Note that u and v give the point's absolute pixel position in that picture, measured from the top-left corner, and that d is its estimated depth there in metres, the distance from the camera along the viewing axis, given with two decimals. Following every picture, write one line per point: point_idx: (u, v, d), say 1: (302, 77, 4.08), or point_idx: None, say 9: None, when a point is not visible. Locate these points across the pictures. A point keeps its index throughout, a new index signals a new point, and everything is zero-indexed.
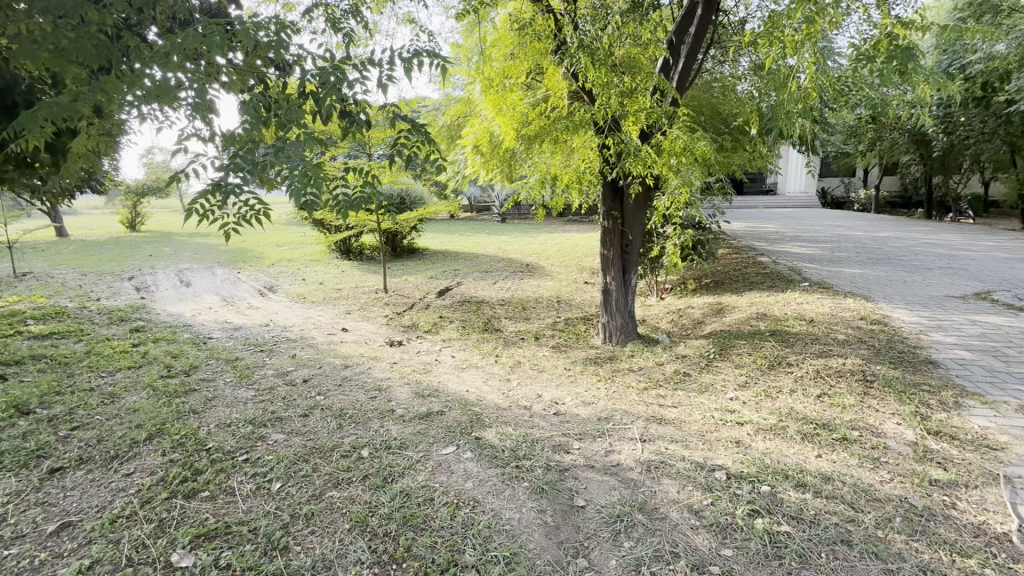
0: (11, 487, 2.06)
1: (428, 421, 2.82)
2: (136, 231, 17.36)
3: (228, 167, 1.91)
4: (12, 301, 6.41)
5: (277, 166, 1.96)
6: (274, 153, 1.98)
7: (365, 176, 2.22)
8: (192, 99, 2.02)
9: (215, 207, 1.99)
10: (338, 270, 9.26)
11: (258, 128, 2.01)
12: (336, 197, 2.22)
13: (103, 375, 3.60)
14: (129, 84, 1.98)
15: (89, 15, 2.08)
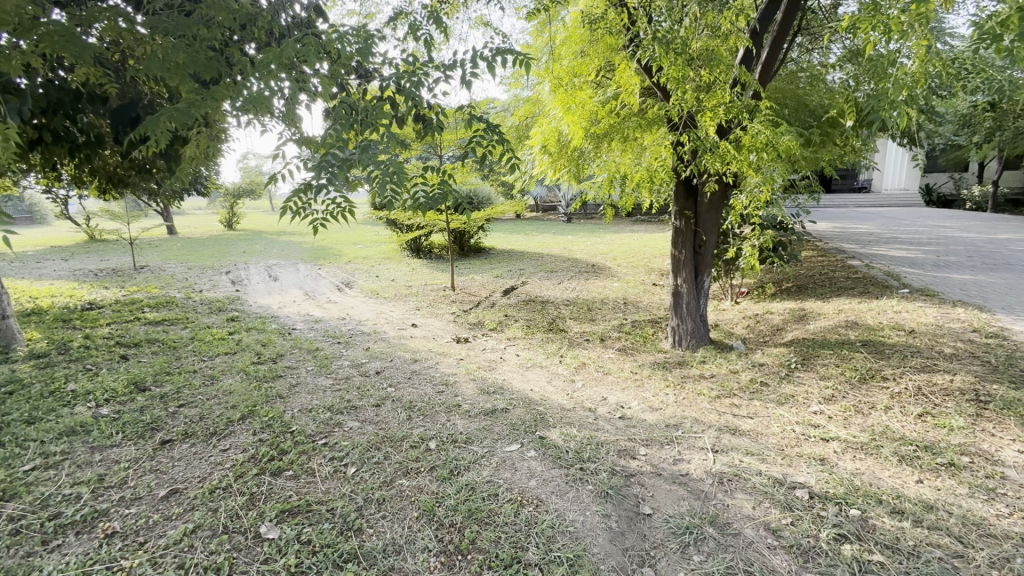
0: (131, 454, 2.35)
1: (492, 417, 2.86)
2: (234, 230, 19.13)
3: (317, 168, 2.06)
4: (134, 290, 7.30)
5: (363, 165, 2.07)
6: (359, 153, 2.10)
7: (441, 175, 2.29)
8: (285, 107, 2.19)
9: (306, 207, 2.16)
10: (409, 268, 9.64)
11: (343, 132, 2.13)
12: (414, 195, 2.31)
13: (205, 358, 4.01)
14: (233, 95, 2.18)
15: (201, 34, 2.31)
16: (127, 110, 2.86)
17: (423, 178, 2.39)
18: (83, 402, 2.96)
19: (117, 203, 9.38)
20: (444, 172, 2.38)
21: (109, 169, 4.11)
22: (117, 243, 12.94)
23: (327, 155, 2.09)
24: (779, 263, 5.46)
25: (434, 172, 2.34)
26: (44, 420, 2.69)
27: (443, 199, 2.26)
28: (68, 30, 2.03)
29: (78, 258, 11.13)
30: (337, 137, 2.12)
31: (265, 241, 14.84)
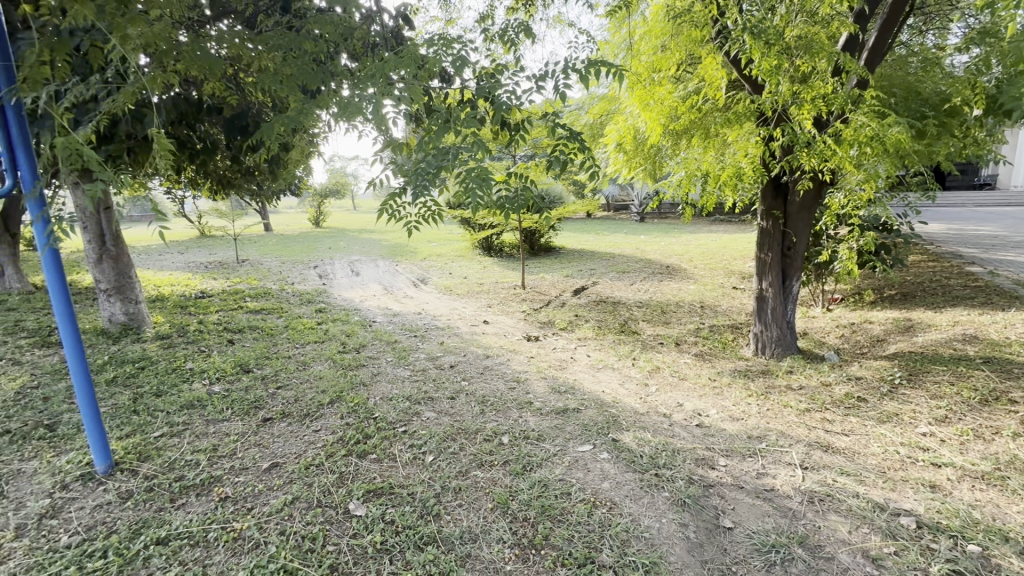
0: (239, 428, 2.62)
1: (564, 417, 2.86)
2: (321, 227, 20.58)
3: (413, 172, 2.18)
4: (237, 282, 8.09)
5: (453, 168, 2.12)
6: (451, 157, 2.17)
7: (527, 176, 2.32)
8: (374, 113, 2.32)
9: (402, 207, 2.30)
10: (481, 266, 9.87)
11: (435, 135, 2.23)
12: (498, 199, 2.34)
13: (298, 345, 4.37)
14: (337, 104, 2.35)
15: (307, 46, 2.51)
16: (239, 119, 3.23)
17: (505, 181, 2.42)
18: (199, 380, 3.34)
19: (225, 202, 10.44)
20: (526, 175, 2.38)
21: (220, 172, 4.57)
22: (224, 238, 14.41)
23: (421, 159, 2.17)
24: (881, 268, 4.96)
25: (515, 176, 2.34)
26: (169, 393, 3.06)
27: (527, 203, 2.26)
28: (200, 49, 2.28)
29: (193, 252, 12.49)
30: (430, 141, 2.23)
31: (349, 238, 15.80)
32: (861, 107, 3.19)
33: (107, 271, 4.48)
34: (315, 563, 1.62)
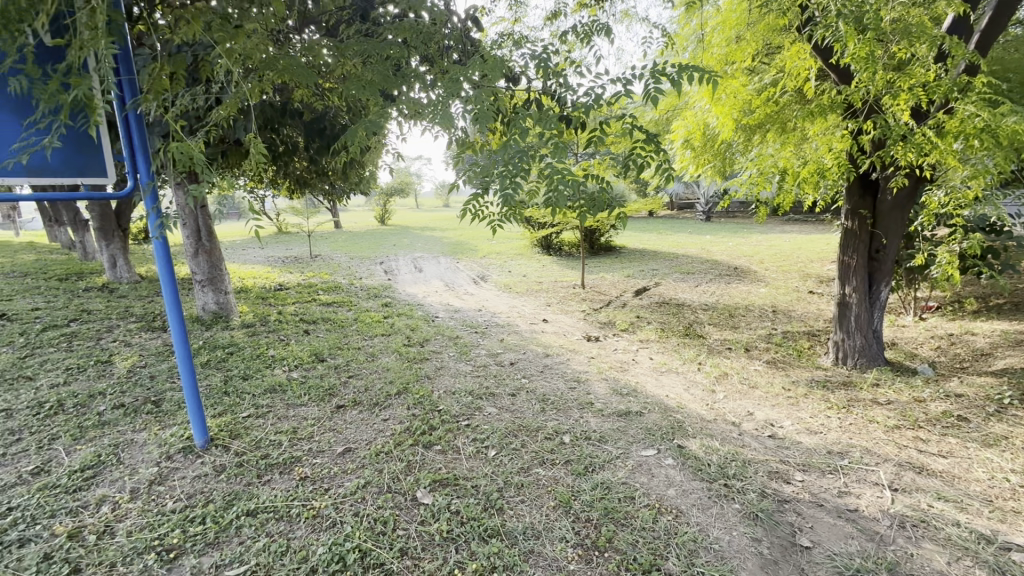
0: (316, 413, 2.80)
1: (626, 419, 2.82)
2: (386, 224, 21.43)
3: (490, 173, 2.23)
4: (311, 276, 8.61)
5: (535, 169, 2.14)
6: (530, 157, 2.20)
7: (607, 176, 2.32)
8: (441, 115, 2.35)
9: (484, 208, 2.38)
10: (540, 264, 9.88)
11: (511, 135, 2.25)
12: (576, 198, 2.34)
13: (366, 338, 4.59)
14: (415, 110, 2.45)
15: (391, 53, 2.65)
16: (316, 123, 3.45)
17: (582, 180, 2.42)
18: (280, 366, 3.59)
19: (301, 201, 11.12)
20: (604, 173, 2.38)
21: (298, 173, 4.86)
22: (299, 235, 15.36)
23: (499, 160, 2.21)
24: (989, 273, 4.46)
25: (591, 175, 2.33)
26: (254, 377, 3.32)
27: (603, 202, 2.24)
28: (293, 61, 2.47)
29: (272, 247, 13.43)
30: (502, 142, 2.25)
31: (411, 235, 16.32)
32: (970, 95, 2.87)
33: (202, 264, 4.91)
34: (387, 546, 1.70)
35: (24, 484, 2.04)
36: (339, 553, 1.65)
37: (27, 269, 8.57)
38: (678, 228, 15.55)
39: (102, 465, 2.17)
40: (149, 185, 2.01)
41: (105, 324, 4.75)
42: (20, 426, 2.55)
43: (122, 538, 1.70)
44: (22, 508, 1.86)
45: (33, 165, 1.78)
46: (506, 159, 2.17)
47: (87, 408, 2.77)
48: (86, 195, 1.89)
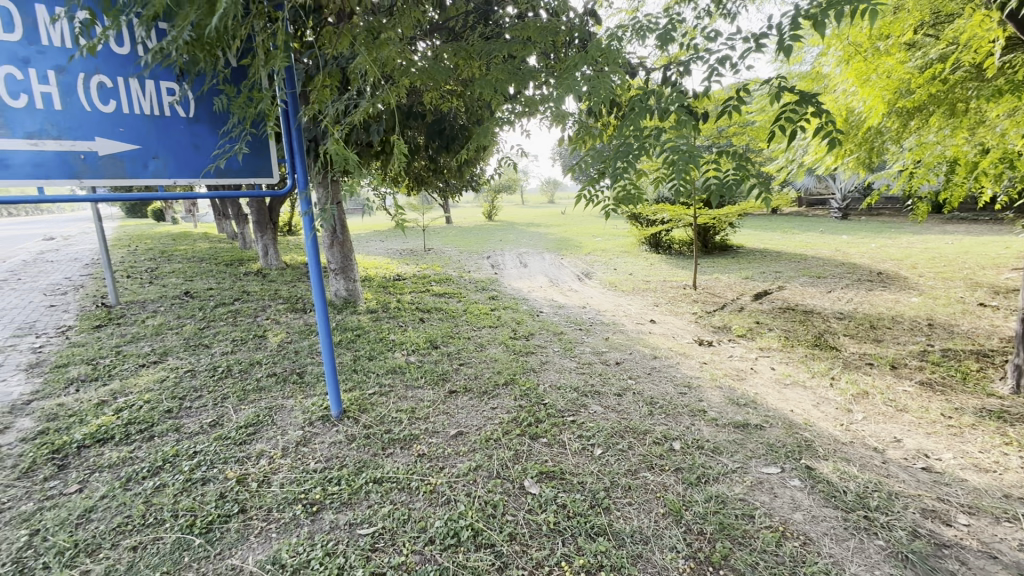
0: (431, 395, 3.00)
1: (744, 432, 2.61)
2: (493, 220, 22.13)
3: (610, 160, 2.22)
4: (425, 268, 9.20)
5: (657, 149, 2.13)
6: (651, 141, 2.14)
7: (740, 156, 2.15)
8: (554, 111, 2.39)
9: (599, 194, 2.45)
10: (647, 263, 9.52)
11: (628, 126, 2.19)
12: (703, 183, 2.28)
13: (475, 328, 4.80)
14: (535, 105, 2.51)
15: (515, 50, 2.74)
16: (437, 124, 3.70)
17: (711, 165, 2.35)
18: (400, 350, 3.90)
19: (418, 198, 11.90)
20: (739, 151, 2.21)
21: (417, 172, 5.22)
22: (414, 229, 16.46)
23: (618, 145, 2.22)
24: None
25: (723, 155, 2.21)
26: (378, 358, 3.65)
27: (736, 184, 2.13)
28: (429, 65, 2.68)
29: (391, 240, 14.57)
30: (620, 131, 2.22)
31: (517, 232, 16.62)
32: None
33: (336, 255, 5.51)
34: (497, 528, 1.77)
35: (205, 433, 2.46)
36: (454, 529, 1.76)
37: (202, 255, 10.26)
38: (807, 227, 14.00)
39: (260, 424, 2.54)
40: (303, 185, 2.27)
41: (261, 304, 5.54)
42: (201, 385, 3.08)
43: (277, 488, 1.98)
44: (204, 453, 2.24)
45: (219, 167, 2.10)
46: (627, 140, 2.18)
47: (248, 374, 3.26)
48: (256, 194, 2.16)
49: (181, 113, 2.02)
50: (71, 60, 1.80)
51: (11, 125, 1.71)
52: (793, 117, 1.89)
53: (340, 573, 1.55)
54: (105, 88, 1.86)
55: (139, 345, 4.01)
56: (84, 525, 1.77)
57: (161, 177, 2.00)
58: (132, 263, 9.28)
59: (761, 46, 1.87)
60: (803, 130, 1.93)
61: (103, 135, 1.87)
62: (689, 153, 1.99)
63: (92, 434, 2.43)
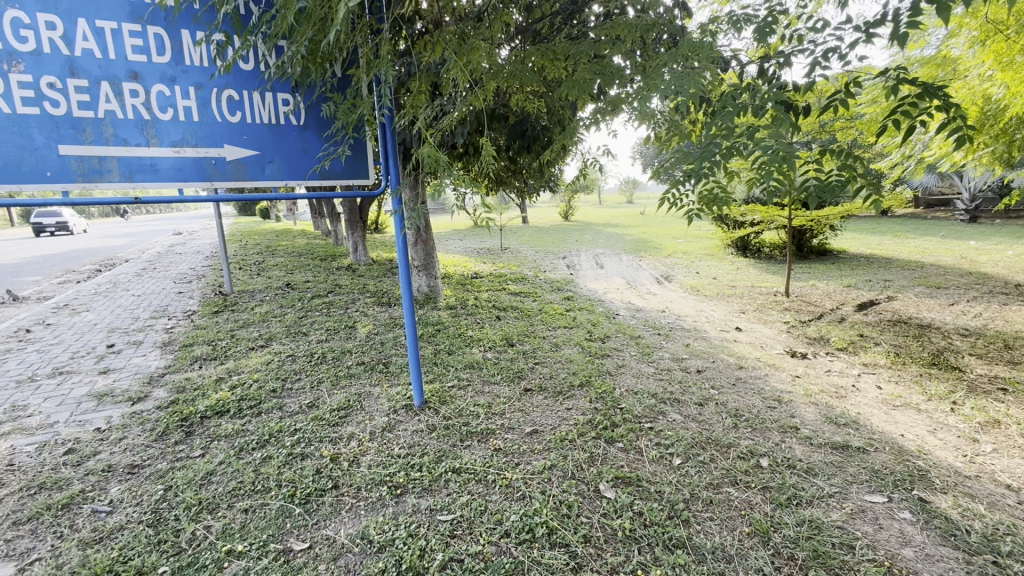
0: (507, 392, 3.06)
1: (844, 454, 2.39)
2: (569, 220, 22.03)
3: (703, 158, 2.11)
4: (501, 266, 9.37)
5: (750, 149, 2.00)
6: (745, 140, 2.02)
7: (848, 154, 1.97)
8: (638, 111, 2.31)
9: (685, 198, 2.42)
10: (733, 267, 8.98)
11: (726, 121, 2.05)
12: (803, 183, 2.13)
13: (551, 328, 4.81)
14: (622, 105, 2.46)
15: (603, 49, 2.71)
16: (520, 124, 3.74)
17: (813, 163, 2.19)
18: (477, 346, 4.01)
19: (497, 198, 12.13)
20: (848, 148, 2.03)
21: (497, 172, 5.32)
22: (491, 229, 16.82)
23: (703, 145, 2.16)
24: None
25: (829, 153, 2.03)
26: (456, 353, 3.78)
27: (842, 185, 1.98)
28: (516, 67, 2.72)
29: (469, 239, 15.00)
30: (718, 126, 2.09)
31: (594, 232, 16.39)
32: None
33: (419, 252, 5.78)
34: (571, 529, 1.77)
35: (304, 412, 2.69)
36: (529, 524, 1.78)
37: (301, 250, 11.22)
38: (925, 231, 12.45)
39: (351, 408, 2.74)
40: (395, 186, 2.41)
41: (351, 297, 5.94)
42: (300, 368, 3.38)
43: (365, 469, 2.13)
44: (303, 431, 2.46)
45: (323, 170, 2.30)
46: (713, 140, 2.08)
47: (340, 362, 3.52)
48: (354, 194, 2.32)
49: (294, 121, 2.23)
50: (208, 76, 2.05)
51: (160, 136, 1.99)
52: (913, 109, 1.69)
53: (421, 554, 1.63)
54: (233, 101, 2.10)
55: (250, 330, 4.48)
56: (206, 485, 2.02)
57: (276, 180, 2.22)
58: (244, 255, 10.36)
59: (874, 36, 1.76)
60: (926, 122, 1.72)
61: (231, 142, 2.12)
62: (788, 154, 1.85)
63: (212, 407, 2.75)
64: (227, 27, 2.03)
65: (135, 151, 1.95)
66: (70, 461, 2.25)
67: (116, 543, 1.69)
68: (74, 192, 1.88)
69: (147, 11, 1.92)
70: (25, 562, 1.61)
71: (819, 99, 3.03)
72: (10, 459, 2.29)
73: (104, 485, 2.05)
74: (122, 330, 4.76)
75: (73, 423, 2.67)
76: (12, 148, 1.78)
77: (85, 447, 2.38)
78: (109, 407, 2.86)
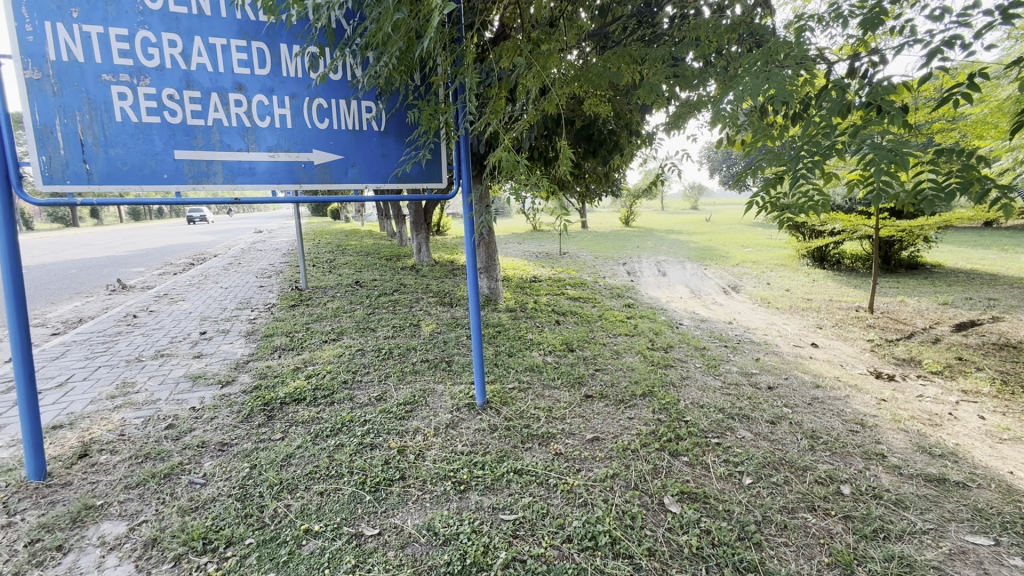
0: (567, 397, 3.05)
1: (940, 489, 2.18)
2: (630, 225, 21.63)
3: (800, 158, 1.98)
4: (561, 271, 9.35)
5: (853, 148, 1.90)
6: (849, 140, 1.90)
7: (963, 156, 1.84)
8: (721, 112, 2.21)
9: (774, 200, 2.29)
10: (809, 279, 8.43)
11: (835, 113, 1.91)
12: (909, 189, 1.98)
13: (611, 335, 4.73)
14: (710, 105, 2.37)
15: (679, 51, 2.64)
16: (589, 129, 3.73)
17: (920, 166, 2.03)
18: (537, 350, 4.03)
19: None
20: (963, 149, 1.88)
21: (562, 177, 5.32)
22: (551, 233, 16.81)
23: (799, 145, 2.05)
24: None
25: (941, 156, 1.89)
26: (517, 356, 3.82)
27: (962, 191, 1.82)
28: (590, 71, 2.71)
29: (528, 243, 15.11)
30: (826, 119, 1.93)
31: (657, 238, 15.96)
32: None
33: (482, 254, 5.90)
34: (635, 540, 1.74)
35: (372, 405, 2.82)
36: (592, 532, 1.77)
37: (368, 250, 11.76)
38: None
39: (416, 403, 2.84)
40: (467, 189, 2.47)
41: (415, 296, 6.16)
42: (369, 363, 3.54)
43: (430, 463, 2.20)
44: (372, 422, 2.58)
45: (401, 173, 2.40)
46: (812, 139, 1.98)
47: (406, 358, 3.66)
48: (429, 197, 2.41)
49: (376, 127, 2.35)
50: (302, 86, 2.21)
51: (259, 142, 2.16)
52: None
53: (485, 551, 1.66)
54: (323, 109, 2.25)
55: (323, 324, 4.75)
56: (286, 467, 2.17)
57: (357, 183, 2.35)
58: (317, 253, 11.02)
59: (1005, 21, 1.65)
60: None
61: (319, 147, 2.26)
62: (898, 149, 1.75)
63: (291, 394, 2.95)
64: (321, 41, 2.18)
65: (236, 155, 2.13)
66: (170, 435, 2.49)
67: (209, 512, 1.85)
68: (185, 192, 2.08)
69: (253, 28, 2.11)
70: (135, 523, 1.81)
71: (921, 98, 2.79)
72: (123, 429, 2.57)
73: (199, 459, 2.26)
74: (213, 319, 5.20)
75: (173, 401, 2.96)
76: (137, 153, 2.01)
77: (183, 423, 2.63)
78: (202, 388, 3.14)
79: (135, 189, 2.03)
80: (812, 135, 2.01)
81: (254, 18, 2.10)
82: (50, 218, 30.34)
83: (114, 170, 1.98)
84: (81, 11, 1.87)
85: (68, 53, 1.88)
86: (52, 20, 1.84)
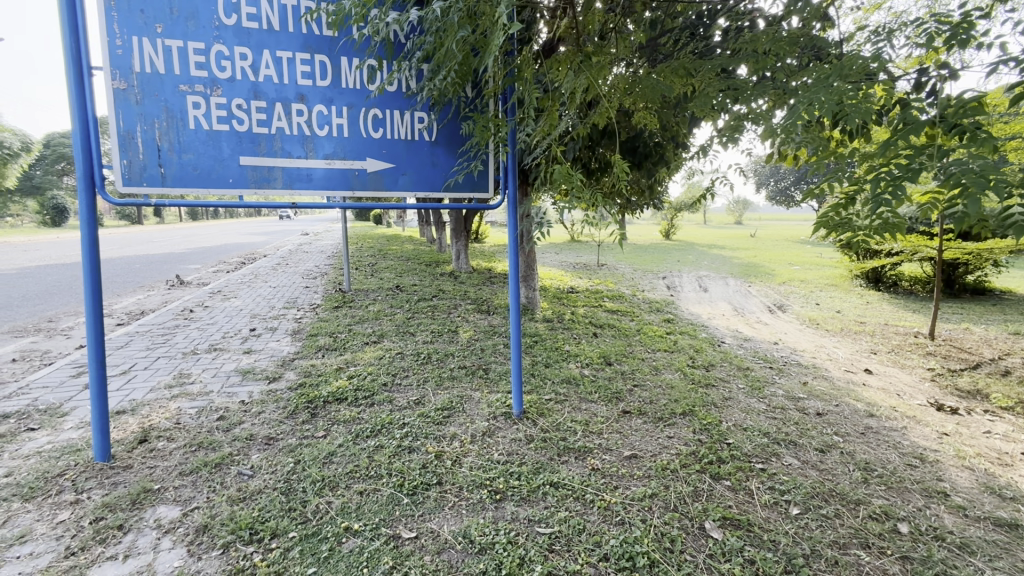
0: (604, 411, 3.00)
1: (1012, 535, 2.01)
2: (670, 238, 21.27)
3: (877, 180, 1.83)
4: (599, 283, 9.25)
5: (935, 172, 1.76)
6: (930, 163, 1.76)
7: None
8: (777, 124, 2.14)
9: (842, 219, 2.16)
10: (862, 300, 8.01)
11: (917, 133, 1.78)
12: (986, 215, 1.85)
13: (650, 350, 4.64)
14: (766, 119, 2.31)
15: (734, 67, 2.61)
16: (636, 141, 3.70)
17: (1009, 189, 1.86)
18: (574, 361, 4.00)
19: None
20: None
21: None
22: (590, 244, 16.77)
23: (867, 168, 1.95)
24: None
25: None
26: (554, 366, 3.80)
27: None
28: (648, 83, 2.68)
29: (566, 253, 15.08)
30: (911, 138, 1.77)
31: (698, 253, 15.63)
32: None
33: (522, 263, 5.93)
34: (675, 564, 1.69)
35: (410, 408, 2.87)
36: (629, 552, 1.73)
37: (409, 255, 12.04)
38: None
39: (453, 409, 2.87)
40: (512, 198, 2.50)
41: (454, 302, 6.23)
42: (408, 366, 3.60)
43: (466, 470, 2.21)
44: (410, 425, 2.62)
45: (449, 182, 2.46)
46: (889, 161, 1.85)
47: (443, 363, 3.71)
48: (475, 205, 2.44)
49: (427, 137, 2.42)
50: (359, 97, 2.30)
51: (317, 149, 2.26)
52: None
53: (520, 563, 1.65)
54: (377, 119, 2.33)
55: (365, 326, 4.88)
56: (328, 464, 2.23)
57: (406, 190, 2.41)
58: (360, 257, 11.37)
59: None
60: None
61: (372, 155, 2.34)
62: (986, 173, 1.61)
63: (334, 393, 3.04)
64: (380, 54, 2.27)
65: (296, 162, 2.23)
66: (221, 426, 2.61)
67: (256, 504, 1.92)
68: (247, 196, 2.19)
69: (317, 42, 2.22)
70: (188, 508, 1.90)
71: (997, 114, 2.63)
72: (179, 418, 2.71)
73: (247, 451, 2.36)
74: (262, 316, 5.43)
75: (224, 393, 3.11)
76: (207, 158, 2.13)
77: (233, 415, 2.75)
78: (250, 383, 3.29)
79: (202, 192, 2.15)
80: (888, 158, 1.86)
81: (319, 33, 2.21)
82: (120, 215, 32.67)
83: (185, 174, 2.11)
84: (164, 26, 2.02)
85: (151, 65, 2.03)
86: (139, 35, 2.00)
